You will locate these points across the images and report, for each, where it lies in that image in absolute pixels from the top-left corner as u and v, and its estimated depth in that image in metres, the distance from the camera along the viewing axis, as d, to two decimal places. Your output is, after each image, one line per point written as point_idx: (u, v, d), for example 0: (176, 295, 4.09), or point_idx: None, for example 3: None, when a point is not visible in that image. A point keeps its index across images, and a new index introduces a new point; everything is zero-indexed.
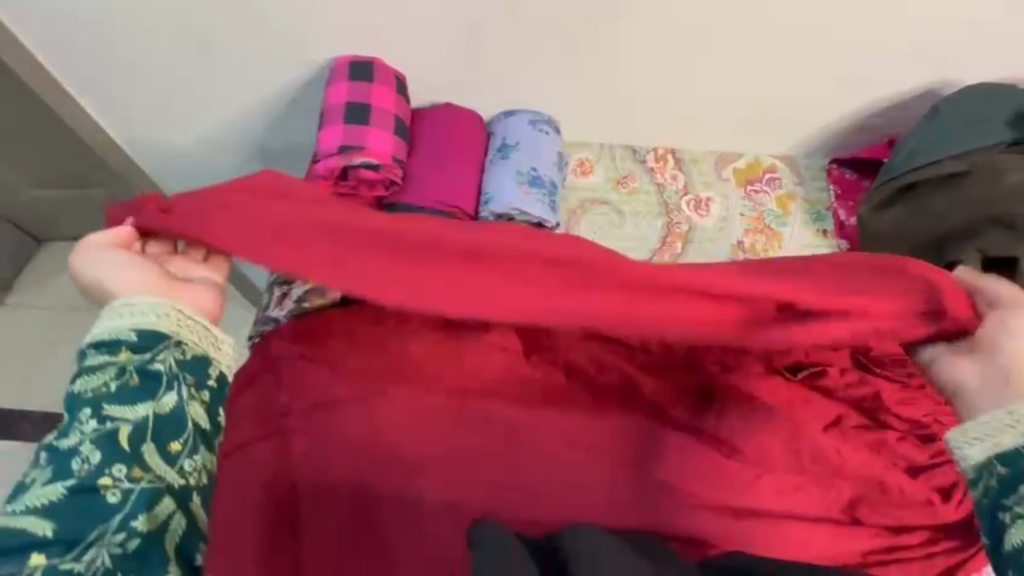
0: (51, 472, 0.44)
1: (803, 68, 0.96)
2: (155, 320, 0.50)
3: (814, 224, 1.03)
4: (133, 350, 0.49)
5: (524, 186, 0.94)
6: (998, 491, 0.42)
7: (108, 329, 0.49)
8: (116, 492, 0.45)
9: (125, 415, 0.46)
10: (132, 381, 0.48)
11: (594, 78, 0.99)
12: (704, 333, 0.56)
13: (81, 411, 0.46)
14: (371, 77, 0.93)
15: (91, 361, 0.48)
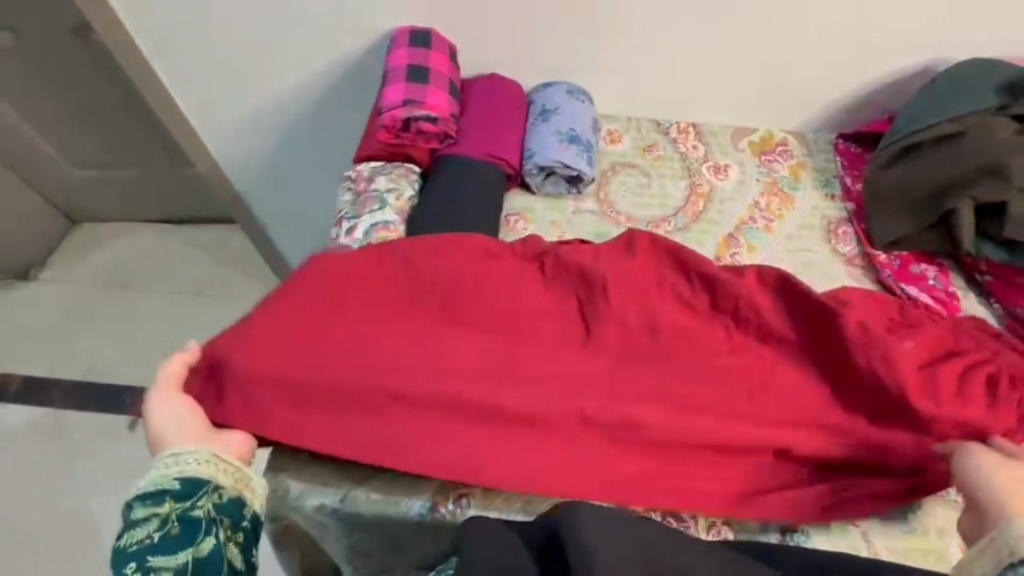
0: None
1: (807, 49, 1.09)
2: (185, 479, 0.68)
3: (822, 189, 1.12)
4: (173, 500, 0.66)
5: (564, 143, 1.06)
6: None
7: (153, 482, 0.67)
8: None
9: (165, 564, 0.63)
10: (173, 529, 0.65)
11: (624, 56, 1.13)
12: (633, 308, 0.89)
13: (130, 564, 0.63)
14: (430, 45, 1.07)
15: (139, 514, 0.65)
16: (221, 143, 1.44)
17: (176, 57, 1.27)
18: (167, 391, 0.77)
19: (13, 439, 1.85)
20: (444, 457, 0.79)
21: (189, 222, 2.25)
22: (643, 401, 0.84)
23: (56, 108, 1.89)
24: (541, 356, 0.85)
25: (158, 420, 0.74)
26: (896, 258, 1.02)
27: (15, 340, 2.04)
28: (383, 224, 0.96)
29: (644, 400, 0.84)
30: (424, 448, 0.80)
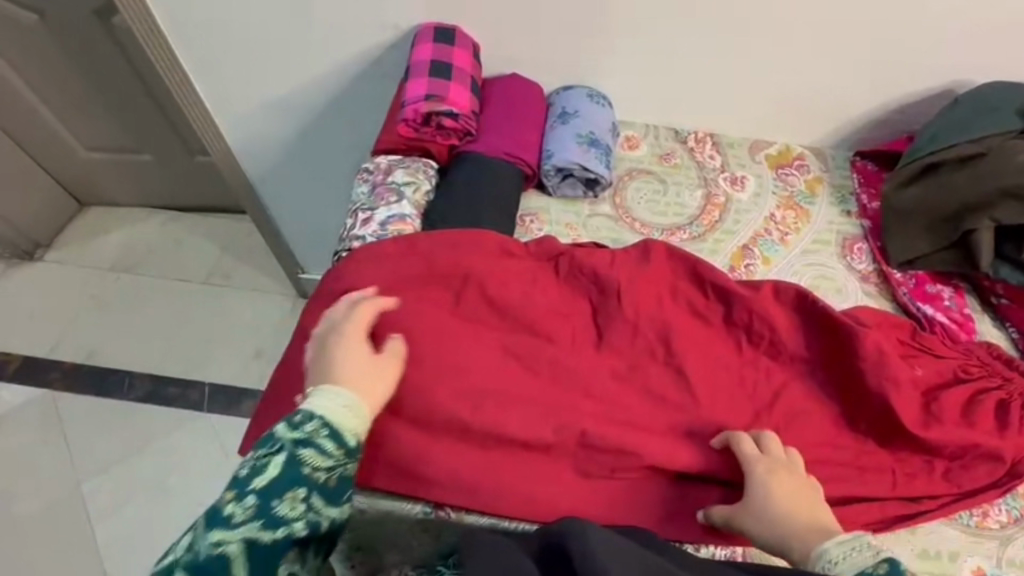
0: (261, 522, 0.63)
1: (829, 64, 1.09)
2: (358, 439, 0.69)
3: (838, 205, 1.12)
4: (347, 452, 0.68)
5: (583, 146, 1.05)
6: None
7: (334, 419, 0.67)
8: (288, 569, 0.64)
9: (322, 508, 0.66)
10: (333, 480, 0.67)
11: (646, 60, 1.13)
12: (658, 309, 0.88)
13: (300, 488, 0.65)
14: (453, 42, 1.07)
15: (319, 443, 0.66)
16: (236, 131, 1.44)
17: (197, 42, 1.26)
18: (393, 355, 0.76)
19: (8, 418, 1.84)
20: (432, 478, 0.77)
21: (201, 209, 2.26)
22: (654, 403, 0.83)
23: (74, 89, 1.89)
24: (560, 351, 0.85)
25: (366, 354, 0.74)
26: (911, 277, 1.02)
27: (17, 319, 2.03)
28: (399, 217, 0.94)
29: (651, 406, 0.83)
30: (410, 464, 0.77)
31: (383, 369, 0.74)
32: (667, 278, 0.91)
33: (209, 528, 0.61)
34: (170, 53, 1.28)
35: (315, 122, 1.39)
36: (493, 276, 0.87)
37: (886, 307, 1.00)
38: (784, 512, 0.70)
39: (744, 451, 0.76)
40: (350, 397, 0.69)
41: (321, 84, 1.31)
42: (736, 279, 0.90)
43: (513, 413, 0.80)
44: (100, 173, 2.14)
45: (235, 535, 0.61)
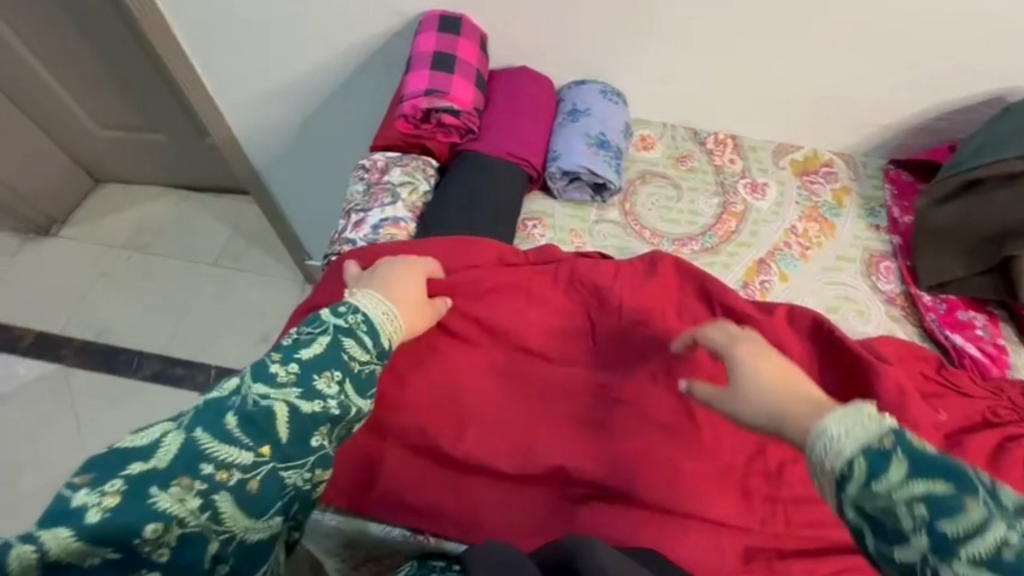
0: (301, 390, 0.60)
1: (868, 65, 1.00)
2: (391, 347, 0.69)
3: (867, 218, 1.05)
4: (378, 353, 0.66)
5: (592, 148, 0.99)
6: (864, 481, 0.44)
7: (375, 319, 0.67)
8: (321, 441, 0.59)
9: (354, 396, 0.63)
10: (366, 371, 0.64)
11: (667, 56, 1.05)
12: (662, 331, 0.83)
13: (337, 368, 0.62)
14: (458, 32, 1.01)
15: (359, 333, 0.65)
16: (239, 117, 1.40)
17: (197, 24, 1.21)
18: (435, 307, 0.76)
19: (20, 390, 1.89)
20: (405, 496, 0.75)
21: (213, 189, 2.25)
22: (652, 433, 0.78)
23: (82, 66, 1.87)
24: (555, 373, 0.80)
25: (416, 288, 0.75)
26: (942, 302, 0.95)
27: (32, 292, 2.06)
28: (392, 220, 0.90)
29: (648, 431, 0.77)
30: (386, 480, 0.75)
31: (425, 309, 0.75)
32: (674, 297, 0.85)
33: (255, 382, 0.59)
34: (170, 36, 1.24)
35: (318, 110, 1.35)
36: (487, 288, 0.83)
37: (912, 334, 0.93)
38: (764, 386, 0.58)
39: (715, 336, 0.67)
40: (391, 309, 0.70)
41: (325, 71, 1.26)
42: (748, 300, 0.85)
43: (497, 433, 0.76)
44: (113, 151, 2.13)
45: (279, 393, 0.59)
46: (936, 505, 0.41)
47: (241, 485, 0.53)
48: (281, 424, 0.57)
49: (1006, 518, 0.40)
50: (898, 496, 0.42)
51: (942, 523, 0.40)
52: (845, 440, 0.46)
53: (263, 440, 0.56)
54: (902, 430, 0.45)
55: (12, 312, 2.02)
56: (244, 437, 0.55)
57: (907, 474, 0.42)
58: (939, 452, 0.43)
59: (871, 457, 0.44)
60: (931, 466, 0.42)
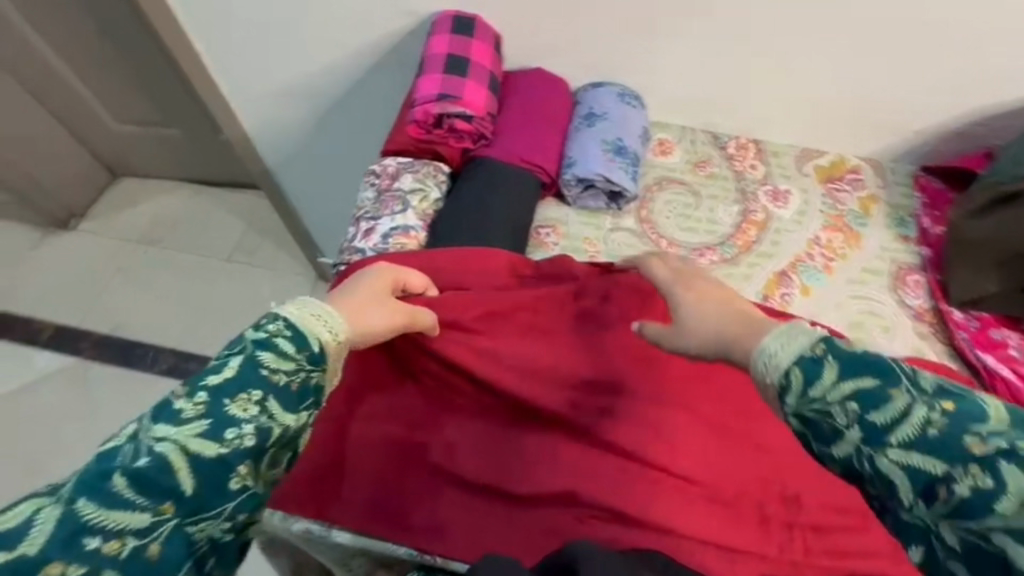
0: (209, 423, 0.50)
1: (900, 67, 0.96)
2: (326, 349, 0.56)
3: (895, 228, 1.00)
4: (310, 358, 0.55)
5: (608, 154, 0.96)
6: (802, 390, 0.45)
7: (300, 321, 0.56)
8: (240, 482, 0.51)
9: (279, 415, 0.53)
10: (294, 385, 0.54)
11: (686, 58, 1.01)
12: None
13: (253, 389, 0.52)
14: (472, 33, 0.99)
15: (279, 343, 0.54)
16: (252, 116, 1.39)
17: (210, 24, 1.20)
18: (411, 313, 0.72)
19: (40, 383, 1.92)
20: (373, 498, 0.75)
21: (227, 184, 2.25)
22: (667, 455, 0.75)
23: (98, 61, 1.87)
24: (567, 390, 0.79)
25: (391, 293, 0.72)
26: (974, 319, 0.91)
27: (51, 285, 2.09)
28: (402, 229, 0.89)
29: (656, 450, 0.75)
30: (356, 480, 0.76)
31: (378, 313, 0.66)
32: None
33: (155, 422, 0.49)
34: (183, 35, 1.23)
35: (330, 109, 1.34)
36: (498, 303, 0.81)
37: (940, 352, 0.90)
38: (707, 313, 0.55)
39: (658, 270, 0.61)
40: (323, 307, 0.59)
41: (337, 71, 1.24)
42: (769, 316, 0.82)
43: (483, 441, 0.77)
44: (129, 146, 2.14)
45: (180, 435, 0.49)
46: (866, 399, 0.43)
47: (136, 554, 0.46)
48: (182, 474, 0.48)
49: (925, 400, 0.42)
50: (833, 399, 0.44)
51: (872, 414, 0.43)
52: (782, 355, 0.46)
53: (162, 496, 0.47)
54: (832, 336, 0.46)
55: (31, 304, 2.05)
56: (139, 497, 0.46)
57: (840, 376, 0.44)
58: (863, 350, 0.45)
59: (806, 367, 0.45)
60: (859, 364, 0.44)
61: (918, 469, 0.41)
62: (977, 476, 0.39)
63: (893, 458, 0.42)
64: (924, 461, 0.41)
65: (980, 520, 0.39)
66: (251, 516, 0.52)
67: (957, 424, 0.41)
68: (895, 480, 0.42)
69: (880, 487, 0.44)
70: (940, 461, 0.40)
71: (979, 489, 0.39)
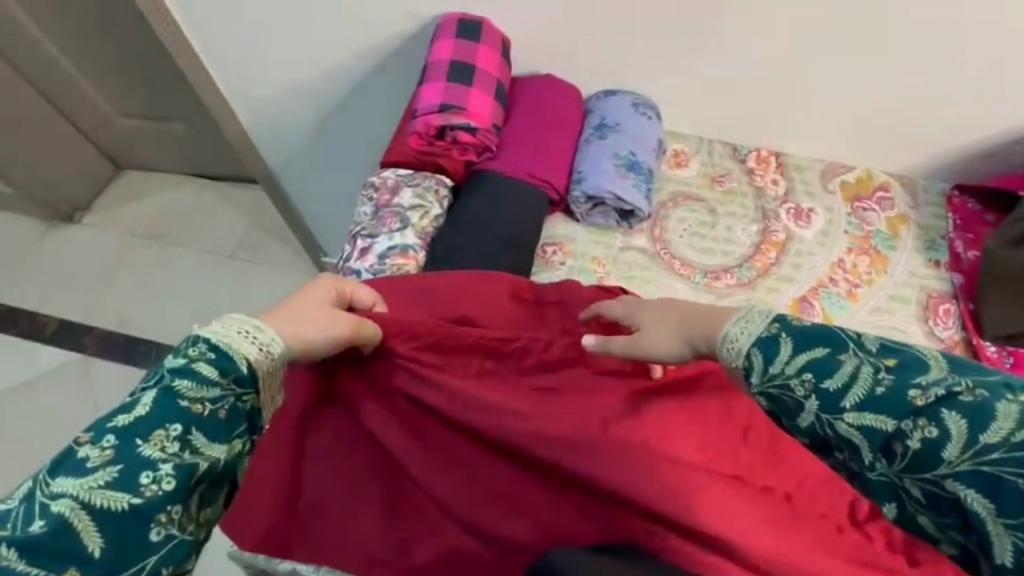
0: (119, 470, 0.45)
1: (934, 79, 0.89)
2: (255, 368, 0.51)
3: (926, 252, 0.94)
4: (238, 380, 0.50)
5: (620, 170, 0.91)
6: (761, 368, 0.48)
7: (224, 340, 0.51)
8: (162, 531, 0.45)
9: (203, 448, 0.48)
10: (220, 414, 0.49)
11: (706, 66, 0.95)
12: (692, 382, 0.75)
13: (169, 425, 0.47)
14: (478, 38, 0.93)
15: (197, 369, 0.49)
16: (251, 117, 1.35)
17: (207, 22, 1.16)
18: (357, 325, 0.66)
19: (39, 380, 1.88)
20: (351, 534, 0.65)
21: (231, 179, 2.19)
22: None
23: (103, 54, 1.82)
24: None
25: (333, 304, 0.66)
26: (1008, 355, 0.86)
27: (52, 280, 2.03)
28: (400, 248, 0.85)
29: (693, 489, 0.58)
30: (308, 515, 0.67)
31: (319, 326, 0.61)
32: None
33: (52, 475, 0.44)
34: (180, 34, 1.19)
35: (332, 111, 1.29)
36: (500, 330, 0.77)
37: None
38: (665, 328, 0.59)
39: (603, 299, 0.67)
40: (252, 324, 0.54)
41: (338, 72, 1.19)
42: None
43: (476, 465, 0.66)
44: (132, 138, 2.08)
45: (84, 488, 0.44)
46: (818, 369, 0.46)
47: None
48: (87, 534, 0.43)
49: (866, 359, 0.45)
50: (790, 373, 0.46)
51: (825, 382, 0.45)
52: (742, 338, 0.49)
53: (64, 563, 0.42)
54: (784, 315, 0.50)
55: (33, 300, 1.99)
56: (34, 569, 0.41)
57: (793, 350, 0.47)
58: (813, 323, 0.48)
59: (763, 347, 0.48)
60: (809, 336, 0.47)
61: (873, 428, 0.44)
62: (924, 427, 0.42)
63: (849, 420, 0.45)
64: (877, 420, 0.44)
65: (934, 467, 0.42)
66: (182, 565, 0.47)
67: (901, 380, 0.44)
68: (856, 440, 0.45)
69: (845, 449, 0.46)
70: (890, 418, 0.43)
71: (927, 440, 0.42)
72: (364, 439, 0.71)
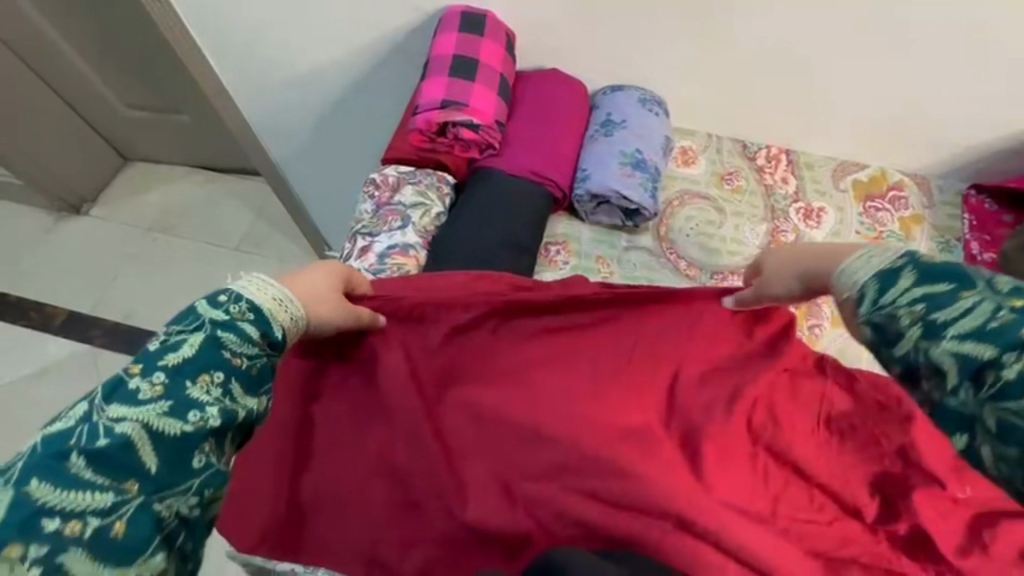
0: (171, 404, 0.48)
1: (950, 77, 0.86)
2: (285, 335, 0.56)
3: (940, 254, 0.91)
4: (270, 344, 0.54)
5: (625, 168, 0.88)
6: (872, 298, 0.48)
7: (265, 307, 0.54)
8: (203, 459, 0.48)
9: (241, 397, 0.51)
10: (252, 370, 0.52)
11: (714, 61, 0.93)
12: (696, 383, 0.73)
13: (215, 370, 0.50)
14: (482, 32, 0.92)
15: (242, 326, 0.52)
16: (253, 112, 1.34)
17: (205, 13, 1.14)
18: (358, 313, 0.70)
19: (46, 371, 1.89)
20: (350, 534, 0.64)
21: (236, 172, 2.19)
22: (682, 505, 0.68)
23: (107, 44, 1.82)
24: None
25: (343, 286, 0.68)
26: None
27: (60, 273, 2.04)
28: (401, 248, 0.84)
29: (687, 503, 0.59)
30: (308, 520, 0.66)
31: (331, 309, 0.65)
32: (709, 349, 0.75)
33: (108, 401, 0.47)
34: (179, 27, 1.18)
35: (334, 105, 1.27)
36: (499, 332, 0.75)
37: None
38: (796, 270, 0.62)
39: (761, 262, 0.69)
40: (286, 296, 0.57)
41: (340, 66, 1.18)
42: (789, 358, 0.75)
43: (483, 463, 0.64)
44: (137, 131, 2.08)
45: (139, 413, 0.47)
46: (932, 300, 0.45)
47: (100, 533, 0.43)
48: (145, 451, 0.46)
49: (991, 296, 0.43)
50: (901, 305, 0.46)
51: (936, 313, 0.44)
52: (860, 270, 0.50)
53: (123, 475, 0.45)
54: (913, 251, 0.48)
55: (41, 292, 2.00)
56: (99, 479, 0.44)
57: (914, 281, 0.46)
58: (946, 260, 0.46)
59: (882, 277, 0.48)
60: (933, 272, 0.46)
61: (969, 355, 0.43)
62: None
63: (949, 351, 0.43)
64: (976, 347, 0.42)
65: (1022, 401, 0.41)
66: (220, 491, 0.49)
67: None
68: (945, 366, 0.44)
69: (931, 380, 0.46)
70: (991, 347, 0.42)
71: None
72: (369, 427, 0.68)
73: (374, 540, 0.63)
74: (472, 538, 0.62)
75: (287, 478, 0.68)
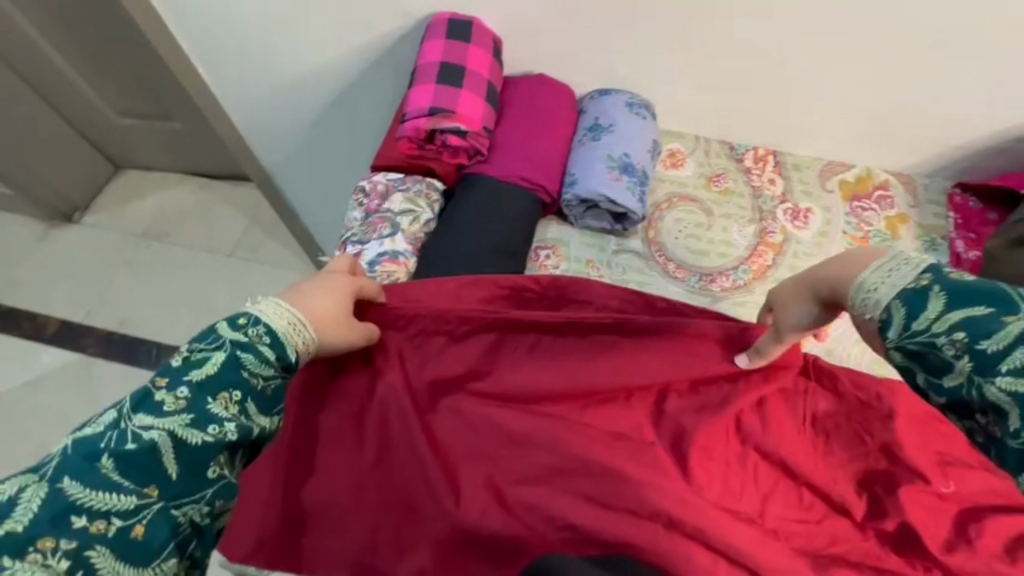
0: (192, 417, 0.49)
1: (932, 79, 0.88)
2: (303, 357, 0.56)
3: (926, 252, 0.92)
4: (287, 367, 0.54)
5: (614, 172, 0.89)
6: (903, 323, 0.48)
7: (281, 331, 0.54)
8: (218, 471, 0.49)
9: (256, 415, 0.52)
10: (267, 391, 0.52)
11: (701, 66, 0.94)
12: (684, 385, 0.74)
13: (233, 389, 0.50)
14: (468, 38, 0.92)
15: (260, 349, 0.52)
16: (243, 120, 1.35)
17: (194, 24, 1.14)
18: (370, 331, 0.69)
19: (42, 380, 1.89)
20: (349, 538, 0.65)
21: (229, 178, 2.19)
22: None
23: (97, 53, 1.81)
24: None
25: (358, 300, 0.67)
26: None
27: (53, 282, 2.03)
28: (390, 255, 0.85)
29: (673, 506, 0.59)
30: (308, 526, 0.66)
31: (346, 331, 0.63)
32: None
33: (136, 410, 0.48)
34: (168, 37, 1.18)
35: (324, 111, 1.27)
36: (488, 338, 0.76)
37: None
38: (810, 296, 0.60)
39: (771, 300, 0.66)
40: (299, 321, 0.56)
41: (330, 73, 1.18)
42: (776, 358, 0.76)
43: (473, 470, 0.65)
44: (128, 139, 2.08)
45: (163, 423, 0.48)
46: (972, 327, 0.44)
47: (121, 533, 0.44)
48: (167, 459, 0.47)
49: None
50: (937, 334, 0.46)
51: (981, 342, 0.44)
52: (882, 290, 0.50)
53: (145, 481, 0.46)
54: (938, 267, 0.48)
55: (36, 301, 2.00)
56: (125, 481, 0.46)
57: (944, 307, 0.46)
58: (977, 279, 0.46)
59: (908, 301, 0.48)
60: (968, 295, 0.45)
61: None
62: None
63: (1006, 386, 0.43)
64: None
65: None
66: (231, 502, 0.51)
67: None
68: (1004, 405, 0.43)
69: (989, 416, 0.45)
70: None
71: None
72: (366, 434, 0.69)
73: (371, 543, 0.64)
74: (468, 545, 0.62)
75: (288, 483, 0.68)
